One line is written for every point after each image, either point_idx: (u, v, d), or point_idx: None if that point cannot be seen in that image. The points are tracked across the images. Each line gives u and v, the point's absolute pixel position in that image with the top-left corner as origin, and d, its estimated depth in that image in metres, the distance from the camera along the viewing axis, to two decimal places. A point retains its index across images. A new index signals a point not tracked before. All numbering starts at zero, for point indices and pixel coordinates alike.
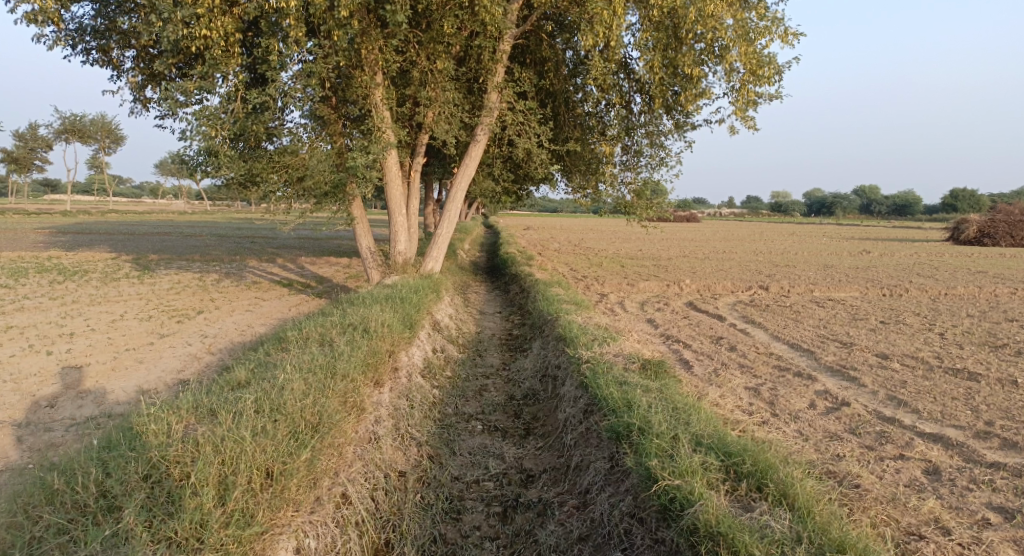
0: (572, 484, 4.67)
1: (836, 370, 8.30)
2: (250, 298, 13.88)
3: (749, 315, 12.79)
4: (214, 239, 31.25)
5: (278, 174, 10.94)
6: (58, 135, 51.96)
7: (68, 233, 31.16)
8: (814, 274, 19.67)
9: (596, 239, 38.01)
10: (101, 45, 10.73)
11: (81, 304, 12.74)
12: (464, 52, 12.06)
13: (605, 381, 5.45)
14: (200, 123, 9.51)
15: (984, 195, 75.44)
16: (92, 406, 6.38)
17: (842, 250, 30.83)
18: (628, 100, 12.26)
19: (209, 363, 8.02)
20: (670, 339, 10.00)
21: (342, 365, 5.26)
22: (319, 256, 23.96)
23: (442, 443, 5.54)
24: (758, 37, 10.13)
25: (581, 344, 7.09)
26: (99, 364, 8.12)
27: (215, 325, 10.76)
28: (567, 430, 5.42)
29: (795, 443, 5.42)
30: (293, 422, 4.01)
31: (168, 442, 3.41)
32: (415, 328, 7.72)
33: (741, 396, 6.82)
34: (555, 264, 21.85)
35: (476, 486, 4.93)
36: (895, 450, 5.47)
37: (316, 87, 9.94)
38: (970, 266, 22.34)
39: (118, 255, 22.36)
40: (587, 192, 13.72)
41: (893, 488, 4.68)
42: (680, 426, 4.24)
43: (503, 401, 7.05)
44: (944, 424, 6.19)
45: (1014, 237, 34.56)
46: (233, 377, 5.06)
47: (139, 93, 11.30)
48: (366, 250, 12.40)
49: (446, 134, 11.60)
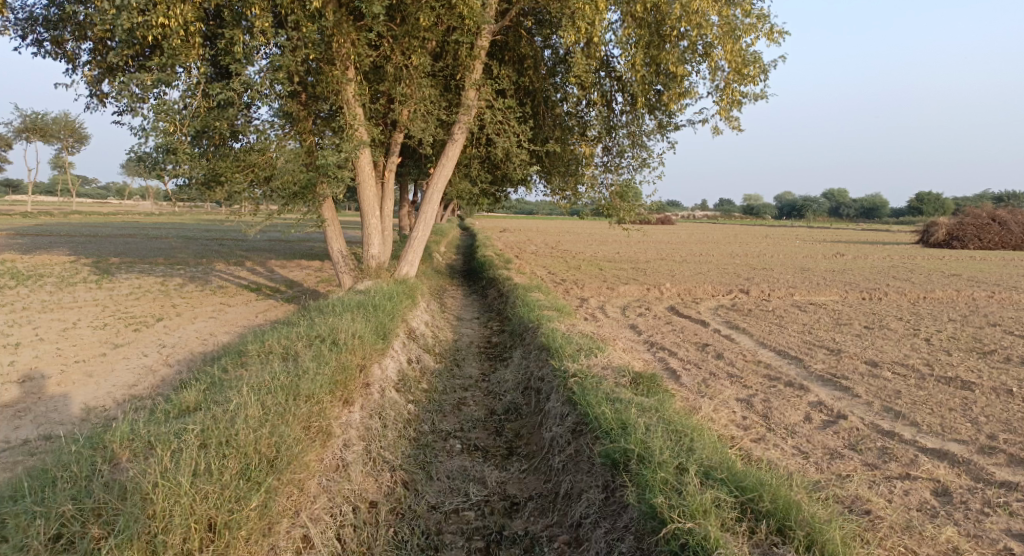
0: (562, 515, 4.25)
1: (827, 379, 7.99)
2: (215, 304, 13.18)
3: (732, 320, 12.52)
4: (180, 240, 30.14)
5: (243, 173, 10.33)
6: (18, 132, 49.88)
7: (27, 235, 29.71)
8: (792, 278, 19.60)
9: (574, 242, 37.72)
10: (54, 36, 10.01)
11: (32, 310, 11.92)
12: (440, 48, 11.59)
13: (595, 398, 5.04)
14: (158, 118, 8.88)
15: (949, 199, 77.33)
16: (30, 427, 5.75)
17: (816, 252, 31.11)
18: (609, 100, 11.94)
19: (166, 377, 7.41)
20: (655, 346, 9.66)
21: (306, 384, 4.75)
22: (289, 259, 23.19)
23: (418, 467, 5.05)
24: (743, 36, 9.84)
25: (567, 355, 6.68)
26: (45, 378, 7.44)
27: (174, 334, 10.08)
28: (555, 452, 5.01)
29: (795, 463, 5.09)
30: (244, 458, 3.50)
31: (86, 500, 2.89)
32: (388, 338, 7.22)
33: (734, 409, 6.47)
34: (534, 268, 21.41)
35: (456, 516, 4.46)
36: (900, 469, 5.15)
37: (284, 81, 9.34)
38: (943, 269, 22.60)
39: (77, 257, 21.22)
40: (566, 193, 13.34)
41: (906, 514, 4.33)
42: (684, 454, 3.83)
43: (483, 416, 6.61)
44: (946, 438, 5.90)
45: (981, 239, 35.31)
46: (182, 399, 4.52)
47: (96, 87, 10.60)
48: (336, 253, 11.83)
49: (422, 133, 11.10)
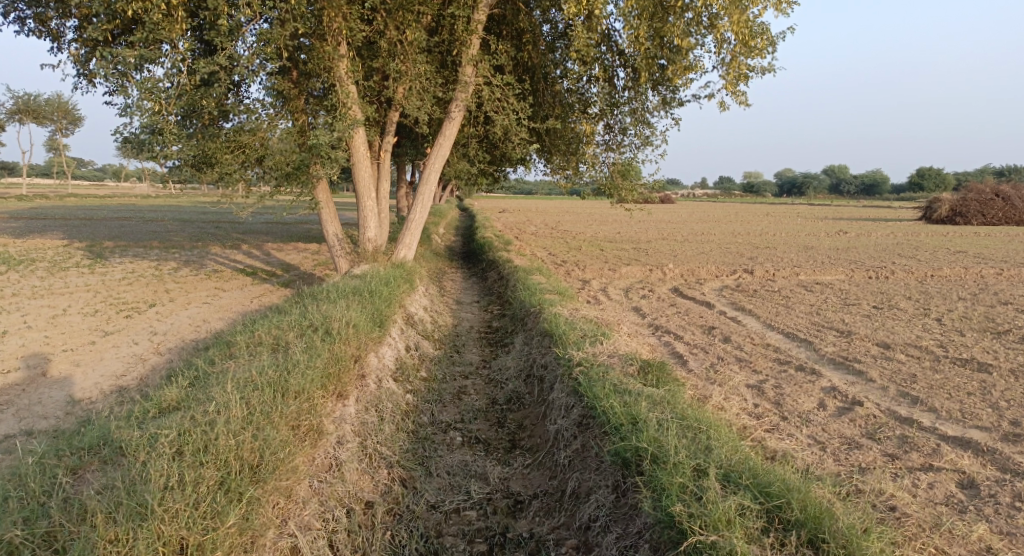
0: (569, 516, 4.01)
1: (839, 363, 7.72)
2: (209, 289, 12.89)
3: (738, 301, 12.24)
4: (176, 224, 29.68)
5: (234, 155, 9.96)
6: (11, 115, 49.12)
7: (20, 219, 29.06)
8: (796, 257, 19.31)
9: (573, 222, 37.31)
10: (37, 13, 9.57)
11: (22, 297, 11.62)
12: (436, 22, 11.15)
13: (602, 390, 4.77)
14: (143, 97, 8.46)
15: (951, 175, 76.71)
16: (11, 421, 5.48)
17: (818, 230, 30.93)
18: (611, 75, 11.50)
19: (156, 366, 7.15)
20: (659, 330, 9.40)
21: (296, 379, 4.46)
22: (286, 242, 22.89)
23: (417, 463, 4.78)
24: (751, 6, 9.36)
25: (570, 343, 6.40)
26: (31, 368, 7.17)
27: (167, 321, 9.80)
28: (560, 446, 4.76)
29: (812, 454, 4.85)
30: (223, 467, 3.24)
31: (39, 528, 2.64)
32: (385, 326, 6.94)
33: (745, 396, 6.22)
34: (534, 249, 21.08)
35: (457, 516, 4.20)
36: (922, 459, 4.91)
37: (273, 58, 8.92)
38: (947, 246, 22.31)
39: (71, 242, 20.79)
40: (567, 173, 12.98)
41: (932, 509, 4.12)
42: (701, 454, 3.58)
43: (484, 405, 6.34)
44: (968, 425, 5.65)
45: (984, 216, 34.93)
46: (162, 397, 4.25)
47: (82, 67, 10.19)
48: (332, 236, 11.50)
49: (418, 112, 10.68)
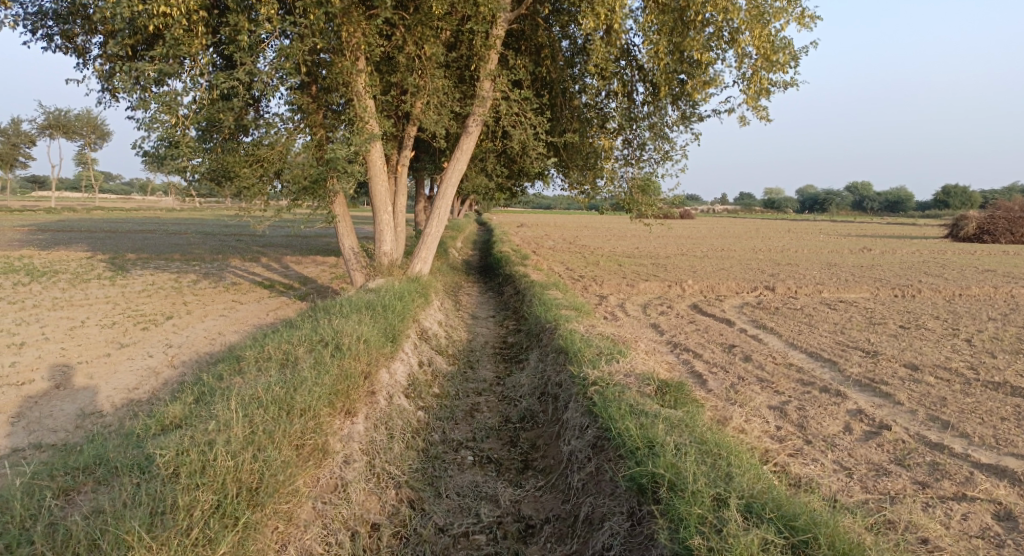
0: (582, 543, 3.84)
1: (865, 384, 7.45)
2: (226, 302, 12.94)
3: (759, 319, 11.97)
4: (197, 236, 30.04)
5: (252, 168, 10.01)
6: (42, 129, 50.41)
7: (47, 231, 29.57)
8: (819, 274, 18.93)
9: (591, 237, 37.16)
10: (64, 30, 9.73)
11: (43, 309, 11.74)
12: (455, 37, 11.16)
13: (618, 411, 4.60)
14: (162, 111, 8.53)
15: (978, 192, 75.24)
16: (21, 434, 5.44)
17: (840, 247, 30.45)
18: (630, 90, 11.41)
19: (169, 380, 7.11)
20: (678, 348, 9.18)
21: (302, 397, 4.37)
22: (305, 255, 23.01)
23: (426, 483, 4.65)
24: (773, 20, 9.22)
25: (586, 361, 6.24)
26: (46, 380, 7.18)
27: (182, 334, 9.82)
28: (574, 469, 4.60)
29: (838, 481, 4.62)
30: (221, 490, 3.15)
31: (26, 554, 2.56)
32: (397, 341, 6.84)
33: (768, 418, 6.00)
34: (552, 264, 20.92)
35: (466, 541, 4.05)
36: (954, 488, 4.66)
37: (292, 72, 8.97)
38: (975, 265, 21.74)
39: (94, 254, 21.09)
40: (584, 187, 12.87)
41: (967, 543, 3.89)
42: (720, 483, 3.40)
43: (497, 424, 6.19)
44: (1003, 453, 5.38)
45: (1014, 234, 34.06)
46: (166, 414, 4.18)
47: (107, 83, 10.34)
48: (349, 250, 11.48)
49: (436, 126, 10.67)
